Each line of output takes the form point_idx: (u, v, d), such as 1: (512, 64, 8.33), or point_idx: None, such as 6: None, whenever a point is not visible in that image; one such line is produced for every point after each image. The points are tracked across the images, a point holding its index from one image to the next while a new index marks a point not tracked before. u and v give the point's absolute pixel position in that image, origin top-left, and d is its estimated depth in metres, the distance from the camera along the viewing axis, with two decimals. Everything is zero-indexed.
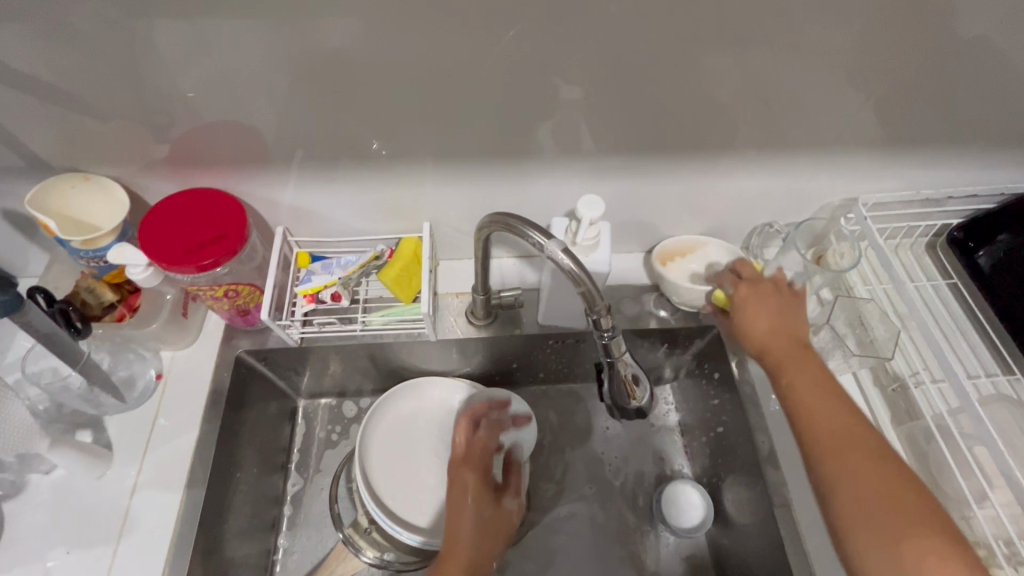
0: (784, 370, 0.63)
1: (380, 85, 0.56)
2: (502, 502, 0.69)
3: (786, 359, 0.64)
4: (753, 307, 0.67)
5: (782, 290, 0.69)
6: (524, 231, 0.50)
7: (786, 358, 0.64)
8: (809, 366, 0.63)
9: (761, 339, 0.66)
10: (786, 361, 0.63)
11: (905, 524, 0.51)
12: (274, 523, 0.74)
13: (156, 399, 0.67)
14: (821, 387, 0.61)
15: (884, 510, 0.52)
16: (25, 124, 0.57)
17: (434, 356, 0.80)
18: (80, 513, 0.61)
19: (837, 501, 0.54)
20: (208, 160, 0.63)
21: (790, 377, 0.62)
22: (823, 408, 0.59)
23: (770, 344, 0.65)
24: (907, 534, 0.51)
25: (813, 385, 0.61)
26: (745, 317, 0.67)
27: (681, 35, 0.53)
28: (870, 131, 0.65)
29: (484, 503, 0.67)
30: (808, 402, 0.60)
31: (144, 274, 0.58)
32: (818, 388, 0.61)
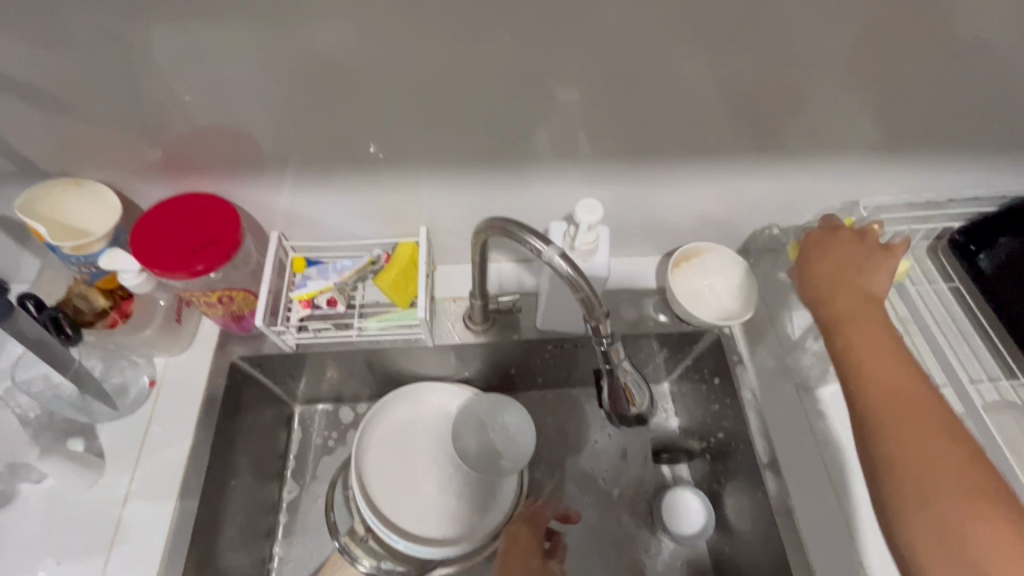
0: (844, 324, 0.57)
1: (374, 88, 0.55)
2: (549, 564, 0.70)
3: (847, 310, 0.58)
4: (822, 261, 0.64)
5: (866, 241, 0.64)
6: (522, 236, 0.49)
7: (850, 312, 0.58)
8: (878, 323, 0.57)
9: (826, 293, 0.61)
10: (850, 315, 0.58)
11: (959, 485, 0.45)
12: (269, 531, 0.73)
13: (149, 406, 0.66)
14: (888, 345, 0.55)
15: (938, 467, 0.46)
16: (14, 129, 0.56)
17: (432, 362, 0.79)
18: (70, 524, 0.60)
19: (887, 456, 0.49)
20: (201, 165, 0.63)
21: (848, 330, 0.57)
22: (884, 363, 0.53)
23: (832, 298, 0.60)
24: (960, 497, 0.45)
25: (879, 342, 0.55)
26: (810, 271, 0.64)
27: (678, 37, 0.52)
28: (870, 133, 0.64)
29: (533, 557, 0.69)
30: (866, 353, 0.55)
31: (135, 279, 0.59)
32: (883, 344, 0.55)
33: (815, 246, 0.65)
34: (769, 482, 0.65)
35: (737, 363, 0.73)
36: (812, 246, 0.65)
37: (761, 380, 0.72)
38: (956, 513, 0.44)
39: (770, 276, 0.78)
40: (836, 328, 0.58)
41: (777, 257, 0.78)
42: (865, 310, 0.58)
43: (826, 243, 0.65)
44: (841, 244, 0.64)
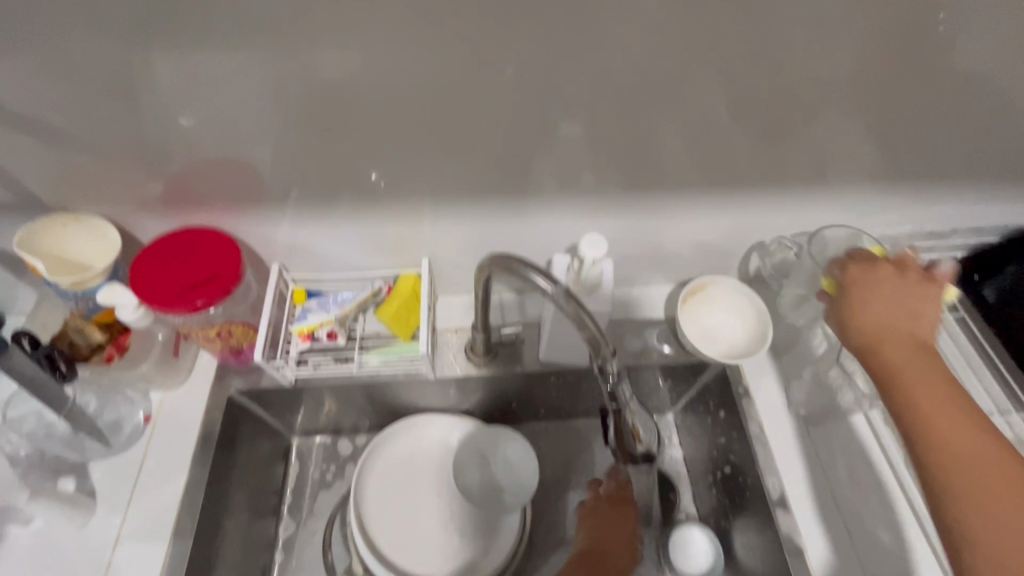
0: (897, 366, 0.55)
1: (377, 121, 0.55)
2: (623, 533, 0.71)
3: (901, 359, 0.55)
4: (866, 296, 0.60)
5: (904, 275, 0.61)
6: (525, 271, 0.48)
7: (904, 354, 0.56)
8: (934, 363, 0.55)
9: (875, 329, 0.58)
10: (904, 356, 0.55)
11: None
12: (265, 569, 0.71)
13: (143, 443, 0.64)
14: (945, 386, 0.53)
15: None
16: (17, 161, 0.56)
17: (433, 393, 0.77)
18: (59, 566, 0.58)
19: (966, 527, 0.48)
20: (203, 197, 0.62)
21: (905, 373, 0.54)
22: (950, 420, 0.51)
23: (883, 333, 0.58)
24: None
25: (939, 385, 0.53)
26: (854, 309, 0.60)
27: (679, 69, 0.53)
28: (872, 164, 0.64)
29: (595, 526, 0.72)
30: (928, 407, 0.52)
31: (134, 314, 0.57)
32: (941, 386, 0.53)
33: (857, 281, 0.62)
34: (779, 519, 0.63)
35: (743, 397, 0.71)
36: (852, 287, 0.62)
37: (768, 413, 0.69)
38: None
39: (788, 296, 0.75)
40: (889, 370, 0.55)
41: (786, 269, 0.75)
42: (919, 356, 0.55)
43: (866, 276, 0.62)
44: (883, 277, 0.61)
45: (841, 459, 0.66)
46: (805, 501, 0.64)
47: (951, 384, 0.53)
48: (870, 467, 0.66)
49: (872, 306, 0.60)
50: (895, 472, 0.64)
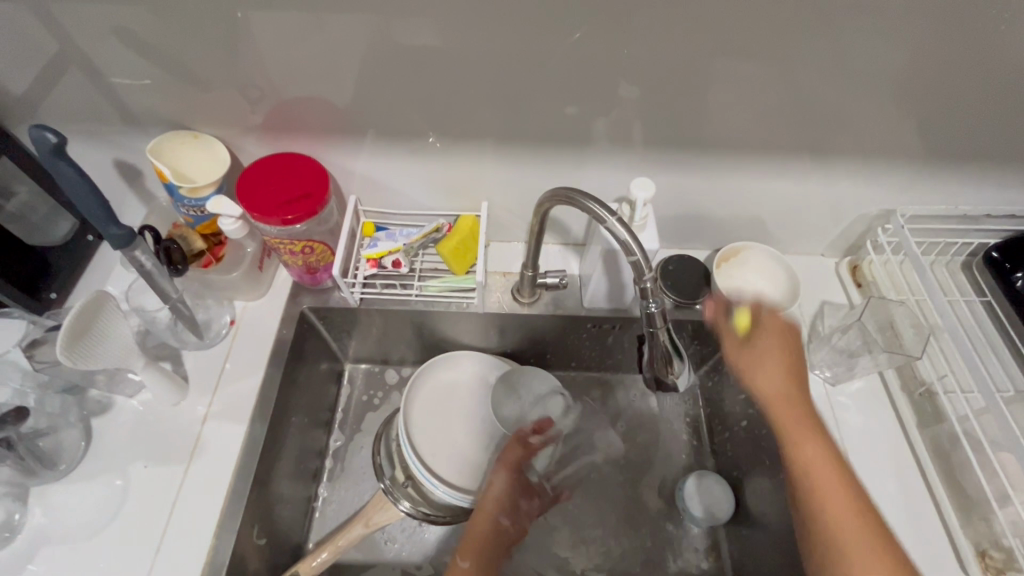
0: (827, 511, 0.58)
1: (456, 72, 0.62)
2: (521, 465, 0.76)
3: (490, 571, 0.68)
4: (766, 342, 0.67)
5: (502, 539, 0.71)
6: (584, 202, 0.55)
7: (856, 529, 0.56)
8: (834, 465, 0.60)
9: (802, 480, 0.61)
10: (824, 495, 0.59)
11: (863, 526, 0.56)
12: (316, 473, 0.80)
13: (227, 342, 0.74)
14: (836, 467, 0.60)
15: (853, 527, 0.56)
16: (150, 87, 0.65)
17: (475, 332, 0.85)
18: (156, 435, 0.67)
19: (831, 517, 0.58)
20: (298, 132, 0.71)
21: (796, 437, 0.62)
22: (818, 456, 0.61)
23: (801, 444, 0.62)
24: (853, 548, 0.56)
25: (879, 550, 0.55)
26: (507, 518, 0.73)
27: (737, 40, 0.58)
28: (912, 143, 0.68)
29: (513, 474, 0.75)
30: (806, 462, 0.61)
31: (234, 225, 0.66)
32: (838, 496, 0.58)
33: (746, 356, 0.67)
34: None
35: None
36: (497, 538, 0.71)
37: None
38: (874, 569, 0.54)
39: (825, 297, 0.81)
40: (800, 462, 0.61)
41: (884, 244, 0.77)
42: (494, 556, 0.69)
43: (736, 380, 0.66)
44: (779, 326, 0.68)
45: (855, 413, 0.70)
46: None
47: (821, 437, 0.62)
48: (882, 426, 0.70)
49: (792, 413, 0.64)
50: (909, 434, 0.68)
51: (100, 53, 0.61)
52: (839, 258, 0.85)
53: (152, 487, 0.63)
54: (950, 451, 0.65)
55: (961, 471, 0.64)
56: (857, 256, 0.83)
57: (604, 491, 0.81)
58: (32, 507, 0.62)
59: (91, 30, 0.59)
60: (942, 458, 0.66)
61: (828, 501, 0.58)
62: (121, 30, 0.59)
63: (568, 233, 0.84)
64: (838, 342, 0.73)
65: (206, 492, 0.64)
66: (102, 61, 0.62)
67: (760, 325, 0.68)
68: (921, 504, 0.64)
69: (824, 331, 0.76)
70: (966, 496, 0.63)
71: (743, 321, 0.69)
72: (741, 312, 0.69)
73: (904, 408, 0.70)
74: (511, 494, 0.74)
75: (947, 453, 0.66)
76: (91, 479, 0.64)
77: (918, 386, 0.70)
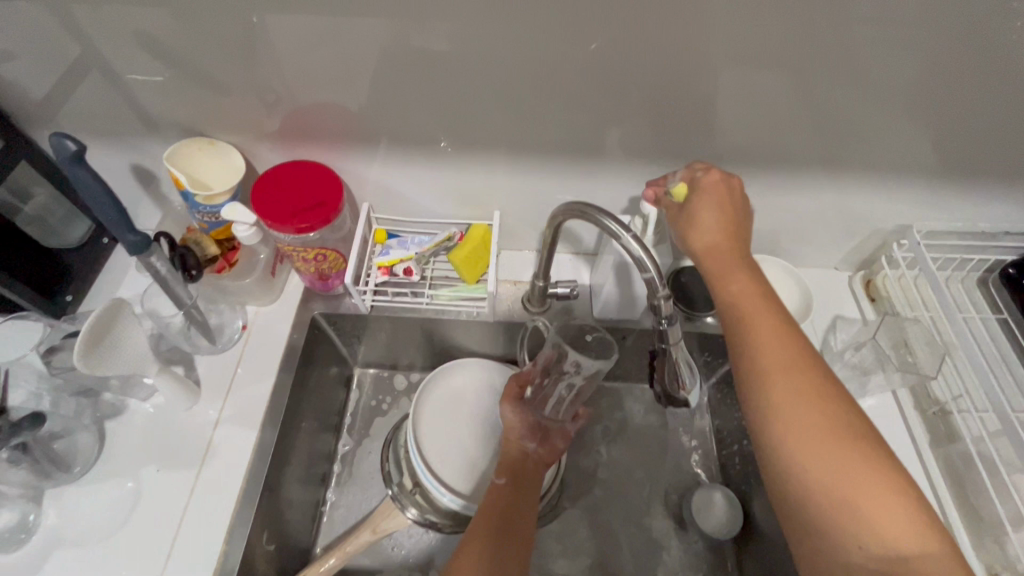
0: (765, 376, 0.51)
1: (471, 82, 0.62)
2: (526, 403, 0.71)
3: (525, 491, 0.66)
4: (704, 212, 0.58)
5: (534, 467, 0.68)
6: (598, 217, 0.55)
7: (825, 435, 0.48)
8: (794, 351, 0.51)
9: (763, 389, 0.50)
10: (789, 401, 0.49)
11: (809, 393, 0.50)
12: (324, 478, 0.80)
13: (239, 347, 0.74)
14: (802, 365, 0.51)
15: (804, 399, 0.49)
16: (168, 94, 0.66)
17: (485, 340, 0.85)
18: (168, 438, 0.67)
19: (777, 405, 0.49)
20: (312, 139, 0.71)
21: (755, 334, 0.52)
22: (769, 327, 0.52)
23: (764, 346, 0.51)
24: (805, 414, 0.49)
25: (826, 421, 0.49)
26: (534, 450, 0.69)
27: (753, 53, 0.57)
28: (929, 159, 0.67)
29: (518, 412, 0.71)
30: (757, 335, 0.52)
31: (248, 232, 0.67)
32: (805, 399, 0.49)
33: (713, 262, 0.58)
34: None
35: None
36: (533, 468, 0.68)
37: None
38: (823, 441, 0.47)
39: (837, 311, 0.80)
40: (762, 368, 0.51)
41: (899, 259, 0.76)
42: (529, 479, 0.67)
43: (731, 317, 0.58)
44: (719, 187, 0.59)
45: None
46: None
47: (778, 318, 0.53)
48: (894, 444, 0.69)
49: (748, 300, 0.54)
50: (922, 453, 0.67)
51: (120, 59, 0.62)
52: (852, 272, 0.84)
53: (163, 490, 0.64)
54: (964, 471, 0.65)
55: (975, 492, 0.63)
56: (870, 271, 0.82)
57: (611, 501, 0.81)
58: (47, 509, 0.63)
59: (113, 37, 0.60)
60: (956, 478, 0.65)
61: (792, 406, 0.49)
62: (141, 37, 0.59)
63: (580, 242, 0.83)
64: (852, 358, 0.73)
65: (216, 497, 0.64)
66: (122, 68, 0.63)
67: (699, 190, 0.59)
68: None
69: (836, 347, 0.75)
70: (979, 517, 0.62)
71: (681, 191, 0.61)
72: (678, 186, 0.61)
73: (916, 427, 0.69)
74: (527, 421, 0.70)
75: (960, 474, 0.65)
76: (103, 481, 0.65)
77: (932, 406, 0.69)
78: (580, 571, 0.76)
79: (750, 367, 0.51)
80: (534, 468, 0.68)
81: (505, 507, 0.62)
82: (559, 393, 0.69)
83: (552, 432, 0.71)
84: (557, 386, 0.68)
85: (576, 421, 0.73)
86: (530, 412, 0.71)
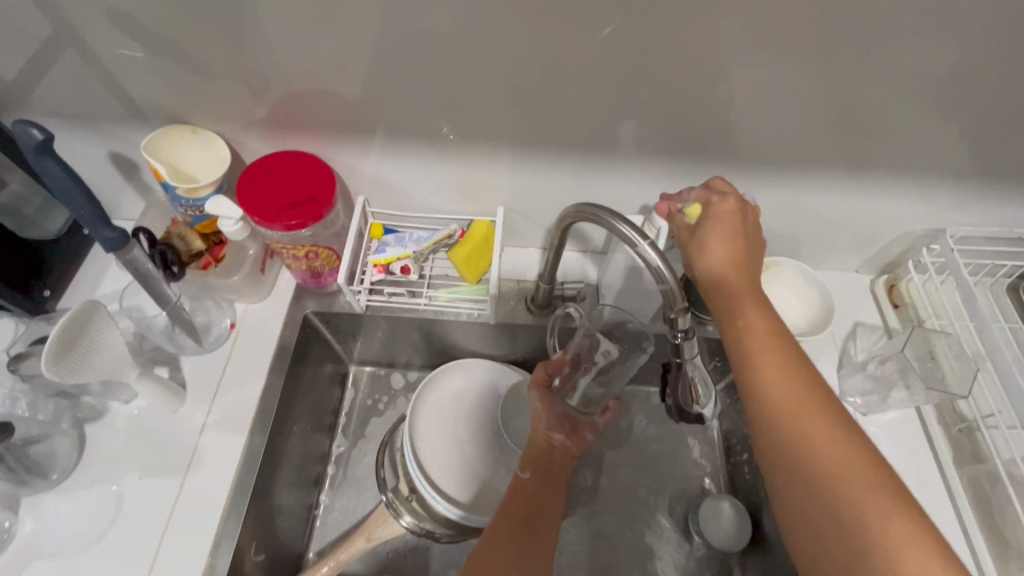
0: (784, 421, 0.47)
1: (473, 69, 0.57)
2: (553, 390, 0.66)
3: (552, 486, 0.63)
4: (715, 238, 0.55)
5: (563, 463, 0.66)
6: (611, 221, 0.51)
7: (845, 480, 0.44)
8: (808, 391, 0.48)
9: (771, 427, 0.48)
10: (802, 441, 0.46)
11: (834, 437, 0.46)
12: (317, 480, 0.77)
13: (227, 347, 0.70)
14: (816, 405, 0.48)
15: (829, 447, 0.45)
16: (147, 77, 0.61)
17: (486, 340, 0.81)
18: (152, 442, 0.64)
19: (800, 453, 0.46)
20: (303, 127, 0.66)
21: (762, 372, 0.49)
22: (781, 364, 0.49)
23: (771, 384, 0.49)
24: (830, 461, 0.45)
25: (858, 468, 0.44)
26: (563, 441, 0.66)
27: (785, 43, 0.52)
28: (968, 159, 0.62)
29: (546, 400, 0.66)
30: (769, 377, 0.49)
31: (234, 227, 0.63)
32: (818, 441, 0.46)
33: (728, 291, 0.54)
34: None
35: None
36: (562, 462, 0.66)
37: None
38: (854, 491, 0.43)
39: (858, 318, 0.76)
40: (778, 415, 0.48)
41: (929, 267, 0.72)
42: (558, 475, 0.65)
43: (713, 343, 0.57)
44: (732, 213, 0.56)
45: (887, 446, 0.67)
46: None
47: (794, 357, 0.50)
48: (919, 462, 0.66)
49: (756, 335, 0.51)
50: (945, 472, 0.65)
51: (93, 39, 0.57)
52: (875, 275, 0.80)
53: (147, 498, 0.61)
54: (991, 493, 0.62)
55: (1001, 514, 0.60)
56: (894, 275, 0.78)
57: (614, 508, 0.78)
58: (24, 516, 0.60)
59: (83, 14, 0.54)
60: (983, 500, 0.62)
61: (815, 457, 0.45)
62: (115, 16, 0.54)
63: (589, 240, 0.79)
64: (873, 371, 0.70)
65: (201, 506, 0.61)
66: (95, 48, 0.58)
67: (712, 216, 0.56)
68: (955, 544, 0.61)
69: (856, 357, 0.72)
70: (1004, 540, 0.59)
71: (693, 213, 0.57)
72: (691, 207, 0.57)
73: (940, 444, 0.66)
74: (554, 412, 0.66)
75: (986, 494, 0.62)
76: (84, 488, 0.62)
77: (958, 421, 0.66)
78: None
79: (759, 406, 0.49)
80: (563, 461, 0.66)
81: (535, 506, 0.61)
82: (586, 386, 0.63)
83: (580, 423, 0.67)
84: (587, 376, 0.63)
85: (606, 413, 0.68)
86: (559, 401, 0.66)
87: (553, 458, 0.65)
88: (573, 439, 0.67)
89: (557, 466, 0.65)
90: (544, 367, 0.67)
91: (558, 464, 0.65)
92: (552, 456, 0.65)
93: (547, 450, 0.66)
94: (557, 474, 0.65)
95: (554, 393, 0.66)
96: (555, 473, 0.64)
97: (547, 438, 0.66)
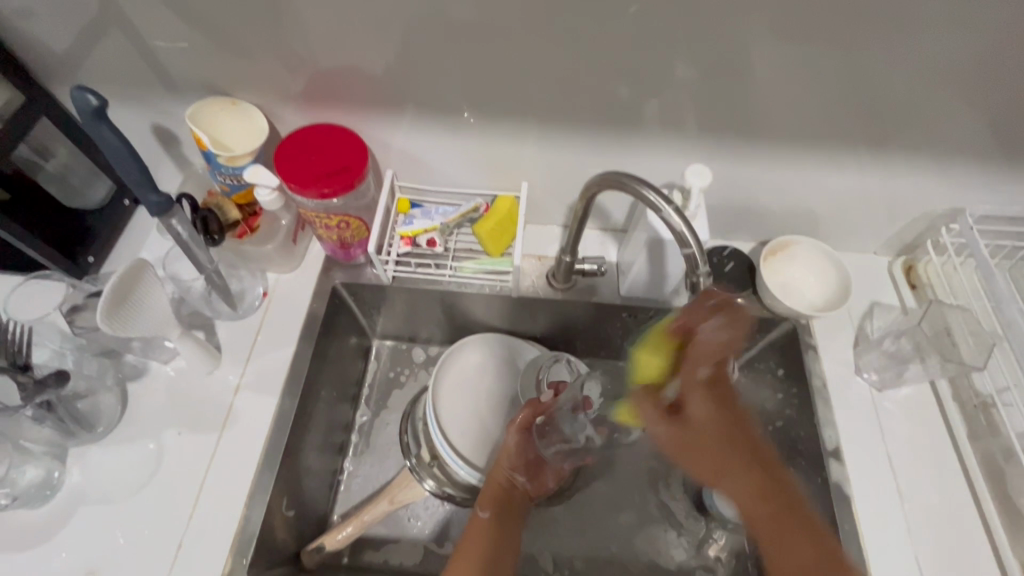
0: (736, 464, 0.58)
1: (503, 46, 0.59)
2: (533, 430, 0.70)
3: (506, 526, 0.67)
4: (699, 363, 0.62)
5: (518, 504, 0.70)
6: (639, 187, 0.53)
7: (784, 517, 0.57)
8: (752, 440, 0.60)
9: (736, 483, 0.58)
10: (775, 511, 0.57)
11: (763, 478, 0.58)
12: (342, 447, 0.80)
13: (259, 315, 0.73)
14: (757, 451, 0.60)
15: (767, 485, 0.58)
16: (189, 51, 0.63)
17: (506, 315, 0.84)
18: (190, 401, 0.67)
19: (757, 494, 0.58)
20: (336, 103, 0.69)
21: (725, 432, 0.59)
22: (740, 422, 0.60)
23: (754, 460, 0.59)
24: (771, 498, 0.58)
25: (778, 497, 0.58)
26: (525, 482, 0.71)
27: (811, 20, 0.53)
28: (990, 140, 0.63)
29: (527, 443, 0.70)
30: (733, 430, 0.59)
31: (270, 197, 0.66)
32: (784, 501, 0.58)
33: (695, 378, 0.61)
34: (831, 469, 0.65)
35: (811, 350, 0.72)
36: (517, 505, 0.70)
37: (835, 373, 0.71)
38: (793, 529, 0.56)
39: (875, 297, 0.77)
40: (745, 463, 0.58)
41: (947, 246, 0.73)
42: (513, 517, 0.69)
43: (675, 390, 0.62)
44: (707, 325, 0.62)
45: (902, 422, 0.69)
46: (861, 459, 0.66)
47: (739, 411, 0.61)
48: (932, 436, 0.68)
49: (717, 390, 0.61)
50: (959, 446, 0.67)
51: (139, 15, 0.60)
52: (893, 257, 0.81)
53: (185, 454, 0.64)
54: (1005, 466, 0.64)
55: (1013, 485, 0.62)
56: (913, 256, 0.79)
57: (630, 480, 0.80)
58: (71, 467, 0.64)
59: None
60: (996, 474, 0.64)
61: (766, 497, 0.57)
62: None
63: (609, 217, 0.81)
64: (889, 347, 0.71)
65: (236, 462, 0.64)
66: (141, 22, 0.60)
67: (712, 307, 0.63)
68: (967, 514, 0.63)
69: (873, 334, 0.73)
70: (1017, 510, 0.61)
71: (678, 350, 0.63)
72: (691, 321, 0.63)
73: (955, 420, 0.68)
74: (525, 455, 0.70)
75: (1000, 467, 0.64)
76: (126, 443, 0.65)
77: (972, 398, 0.68)
78: (595, 550, 0.76)
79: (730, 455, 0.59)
80: (519, 501, 0.70)
81: (489, 547, 0.64)
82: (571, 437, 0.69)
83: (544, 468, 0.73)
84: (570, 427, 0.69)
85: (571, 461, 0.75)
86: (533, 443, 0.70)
87: (511, 499, 0.69)
88: (535, 481, 0.72)
89: (514, 506, 0.69)
90: (534, 406, 0.71)
91: (515, 505, 0.70)
92: (510, 498, 0.69)
93: (508, 491, 0.69)
94: (512, 515, 0.69)
95: (533, 437, 0.70)
96: (511, 514, 0.69)
97: (511, 478, 0.70)
